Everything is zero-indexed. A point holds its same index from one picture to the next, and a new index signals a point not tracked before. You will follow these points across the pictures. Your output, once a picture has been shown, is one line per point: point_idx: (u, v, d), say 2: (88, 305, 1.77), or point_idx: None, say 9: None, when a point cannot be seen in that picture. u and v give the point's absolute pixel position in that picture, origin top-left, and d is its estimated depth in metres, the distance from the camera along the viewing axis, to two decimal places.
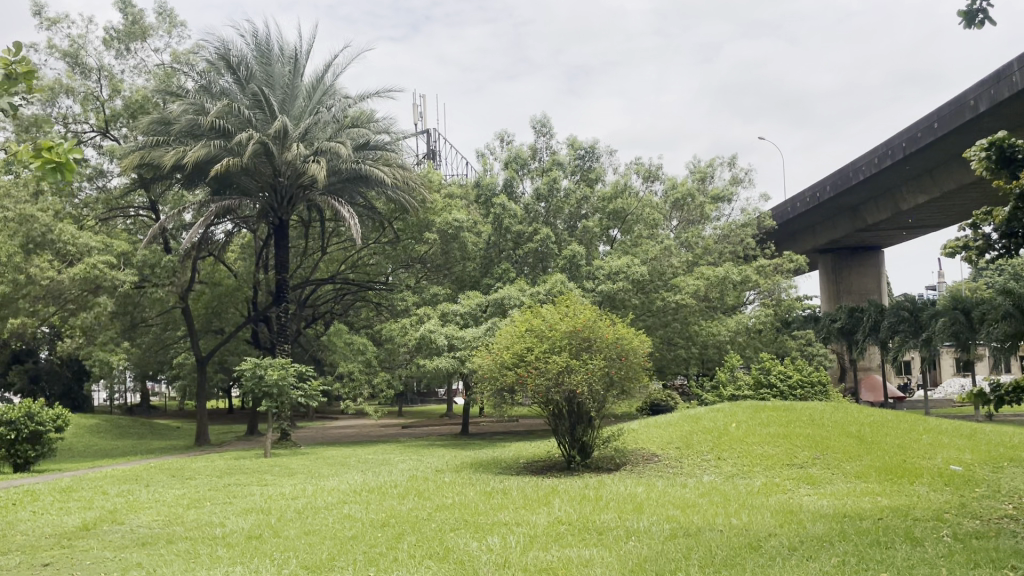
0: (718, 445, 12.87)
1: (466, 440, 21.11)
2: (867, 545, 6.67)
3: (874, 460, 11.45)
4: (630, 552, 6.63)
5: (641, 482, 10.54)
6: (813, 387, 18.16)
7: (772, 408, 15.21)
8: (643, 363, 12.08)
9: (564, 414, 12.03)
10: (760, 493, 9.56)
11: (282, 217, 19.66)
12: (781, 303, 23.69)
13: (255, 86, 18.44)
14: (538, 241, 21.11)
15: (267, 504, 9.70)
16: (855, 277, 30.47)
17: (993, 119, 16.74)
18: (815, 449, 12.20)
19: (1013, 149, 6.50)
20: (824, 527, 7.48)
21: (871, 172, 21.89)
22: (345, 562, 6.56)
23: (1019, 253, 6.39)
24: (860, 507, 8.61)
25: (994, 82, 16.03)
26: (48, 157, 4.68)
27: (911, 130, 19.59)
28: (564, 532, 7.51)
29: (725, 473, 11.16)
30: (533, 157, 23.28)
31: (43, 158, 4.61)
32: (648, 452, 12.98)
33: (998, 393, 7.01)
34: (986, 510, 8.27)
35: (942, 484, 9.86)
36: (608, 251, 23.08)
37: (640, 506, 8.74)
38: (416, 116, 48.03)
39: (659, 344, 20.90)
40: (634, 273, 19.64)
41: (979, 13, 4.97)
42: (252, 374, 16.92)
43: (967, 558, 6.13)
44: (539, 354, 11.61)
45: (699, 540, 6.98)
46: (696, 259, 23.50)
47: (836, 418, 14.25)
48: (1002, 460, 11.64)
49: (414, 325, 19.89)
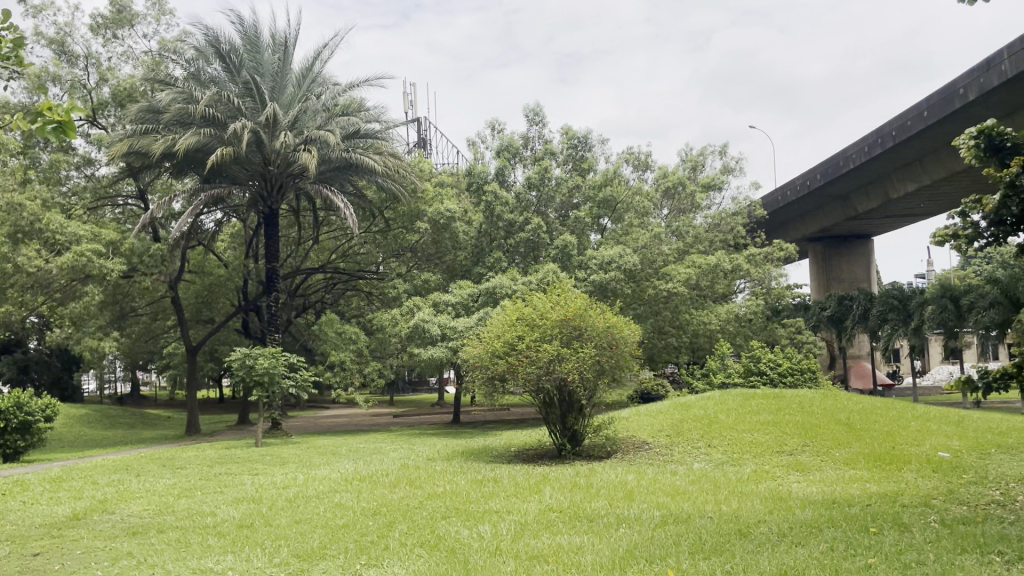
0: (708, 432, 12.93)
1: (458, 429, 21.16)
2: (855, 531, 6.72)
3: (863, 447, 11.53)
4: (620, 538, 6.66)
5: (631, 469, 10.59)
6: (803, 374, 18.29)
7: (762, 395, 15.30)
8: (634, 351, 12.12)
9: (555, 402, 12.07)
10: (750, 480, 9.62)
11: (272, 206, 19.59)
12: (771, 291, 23.75)
13: (246, 74, 18.34)
14: (529, 229, 21.08)
15: (258, 493, 9.70)
16: (845, 266, 30.60)
17: (982, 108, 16.79)
18: (805, 436, 12.27)
19: (1002, 137, 6.62)
20: (813, 513, 7.54)
21: (861, 160, 21.96)
22: (337, 550, 6.58)
23: (1007, 241, 6.55)
24: (849, 493, 8.66)
25: (984, 70, 16.06)
26: (50, 117, 4.60)
27: (901, 118, 19.65)
28: (555, 519, 7.55)
29: (716, 461, 11.22)
30: (525, 146, 23.23)
31: (44, 119, 4.56)
32: (639, 440, 13.04)
33: (986, 380, 7.07)
34: (974, 495, 8.34)
35: (930, 471, 9.93)
36: (599, 240, 23.09)
37: (631, 494, 8.77)
38: (407, 104, 47.89)
39: (649, 332, 20.87)
40: (625, 261, 19.66)
41: None
42: (242, 363, 16.87)
43: (954, 544, 6.19)
44: (531, 342, 11.64)
45: (690, 527, 7.03)
46: (687, 248, 23.53)
47: (826, 405, 14.32)
48: (989, 446, 11.74)
49: (405, 315, 19.87)
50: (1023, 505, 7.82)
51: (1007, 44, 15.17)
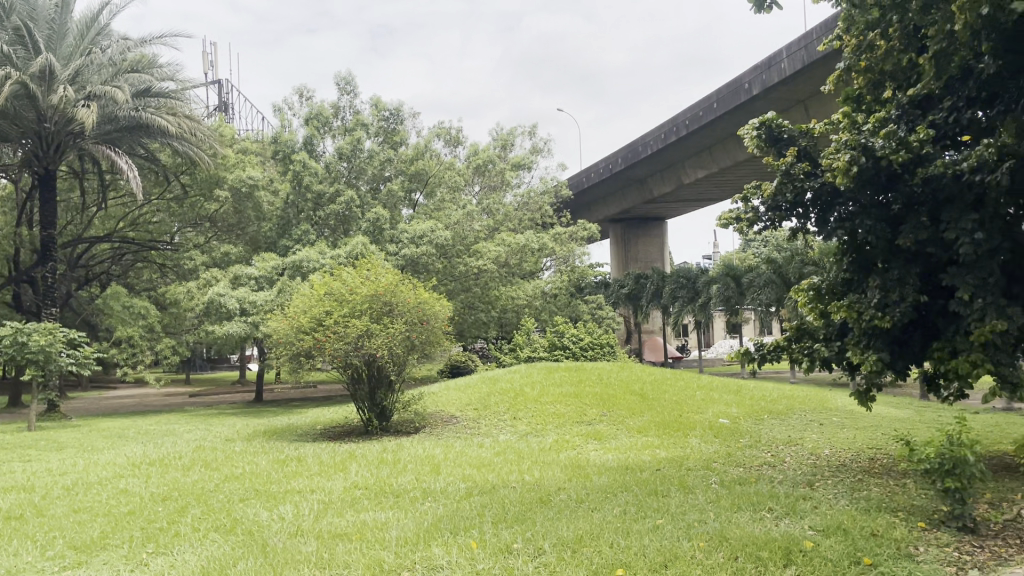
0: (514, 405, 13.25)
1: (260, 407, 20.31)
2: (645, 494, 7.14)
3: (654, 415, 12.30)
4: (425, 512, 6.65)
5: (439, 444, 10.61)
6: (602, 348, 19.20)
7: (564, 368, 15.90)
8: (444, 327, 12.14)
9: (363, 378, 11.84)
10: (551, 450, 9.96)
11: (48, 167, 17.73)
12: (575, 270, 24.64)
13: (14, 18, 16.35)
14: (339, 202, 20.54)
15: (29, 482, 8.76)
16: (642, 246, 32.49)
17: (763, 103, 18.25)
18: (603, 407, 12.85)
19: (780, 129, 7.49)
20: (608, 479, 7.92)
21: (659, 147, 23.23)
22: (121, 539, 6.08)
23: (779, 224, 7.30)
24: (641, 459, 9.18)
25: (766, 68, 17.43)
26: None
27: (693, 108, 21.01)
28: (359, 496, 7.41)
29: (520, 432, 11.52)
30: (335, 116, 22.53)
31: None
32: (447, 414, 13.11)
33: (761, 352, 7.76)
34: (749, 458, 9.13)
35: (712, 436, 10.75)
36: (410, 215, 22.94)
37: (437, 467, 8.81)
38: (207, 65, 44.92)
39: (459, 308, 20.99)
40: (436, 237, 19.66)
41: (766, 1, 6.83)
42: (12, 340, 15.19)
43: (732, 502, 6.72)
44: (339, 317, 11.32)
45: (493, 497, 7.15)
46: (497, 225, 23.93)
47: (623, 377, 15.10)
48: (762, 413, 12.90)
49: (202, 287, 18.76)
50: (789, 465, 8.65)
51: (786, 45, 16.55)
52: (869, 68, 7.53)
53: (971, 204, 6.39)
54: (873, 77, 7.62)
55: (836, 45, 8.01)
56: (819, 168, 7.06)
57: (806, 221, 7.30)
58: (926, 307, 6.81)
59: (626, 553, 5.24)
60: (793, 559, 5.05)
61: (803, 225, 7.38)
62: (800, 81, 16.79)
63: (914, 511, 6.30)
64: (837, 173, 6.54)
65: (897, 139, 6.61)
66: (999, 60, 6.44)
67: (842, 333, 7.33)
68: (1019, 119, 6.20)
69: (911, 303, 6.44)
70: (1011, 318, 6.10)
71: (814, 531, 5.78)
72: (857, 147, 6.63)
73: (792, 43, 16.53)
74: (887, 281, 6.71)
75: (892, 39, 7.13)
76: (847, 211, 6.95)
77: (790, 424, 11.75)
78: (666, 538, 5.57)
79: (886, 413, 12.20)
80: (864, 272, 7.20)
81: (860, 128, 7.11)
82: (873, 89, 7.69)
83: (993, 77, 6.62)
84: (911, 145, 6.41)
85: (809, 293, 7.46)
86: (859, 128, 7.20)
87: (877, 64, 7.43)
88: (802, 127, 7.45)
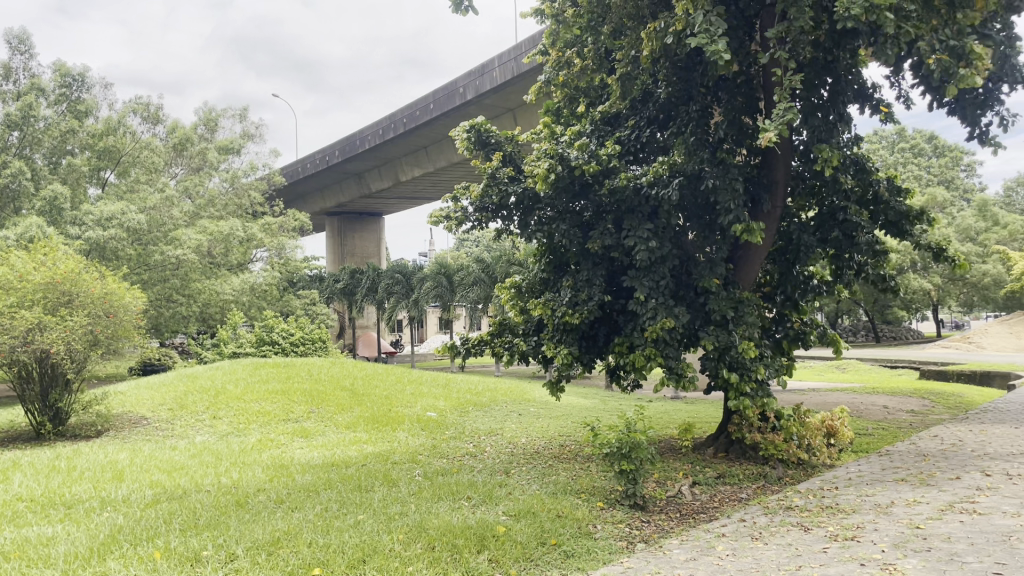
0: (214, 404, 12.48)
1: None
2: (348, 490, 7.07)
3: (363, 410, 12.27)
4: (102, 524, 6.01)
5: (125, 448, 9.68)
6: (313, 343, 18.76)
7: (271, 365, 15.31)
8: (134, 321, 11.12)
9: (33, 378, 10.46)
10: (253, 450, 9.51)
11: None
12: (287, 263, 23.81)
13: None
14: (6, 175, 17.99)
15: None
16: (359, 241, 32.64)
17: (475, 107, 18.95)
18: (311, 403, 12.56)
19: (488, 133, 7.81)
20: (311, 477, 7.73)
21: (375, 143, 23.19)
22: None
23: (485, 223, 7.61)
24: (347, 455, 9.10)
25: (479, 75, 18.10)
26: None
27: (411, 107, 21.26)
28: (21, 510, 6.52)
29: (219, 433, 10.86)
30: (4, 77, 19.69)
31: None
32: (136, 415, 12.00)
33: (465, 346, 8.04)
34: (453, 449, 9.44)
35: (419, 429, 10.96)
36: (97, 195, 20.74)
37: (120, 474, 8.03)
38: None
39: (154, 300, 19.33)
40: (128, 221, 17.97)
41: (463, 3, 7.07)
42: None
43: (433, 493, 6.88)
44: (4, 308, 9.88)
45: (184, 503, 6.65)
46: (201, 212, 22.44)
47: (332, 373, 14.85)
48: (467, 405, 13.40)
49: None
50: (489, 454, 9.08)
51: (498, 54, 17.31)
52: (565, 83, 8.11)
53: (648, 214, 7.13)
54: (569, 92, 8.20)
55: (538, 59, 8.51)
56: (522, 173, 7.46)
57: (509, 223, 7.68)
58: (609, 305, 7.47)
59: (322, 552, 5.14)
60: (487, 545, 5.28)
61: (506, 226, 7.76)
62: (509, 90, 17.65)
63: (594, 492, 6.89)
64: (536, 179, 6.94)
65: (589, 151, 7.18)
66: (673, 86, 7.25)
67: (538, 329, 7.83)
68: (687, 141, 7.03)
69: (597, 302, 7.04)
70: (678, 316, 6.90)
71: (506, 516, 6.09)
72: (555, 156, 7.10)
73: (503, 53, 17.33)
74: (578, 282, 7.28)
75: (585, 58, 7.73)
76: (546, 215, 7.40)
77: (491, 415, 12.32)
78: (364, 534, 5.54)
79: (576, 402, 13.27)
80: (558, 273, 7.74)
81: (559, 139, 7.64)
82: (570, 103, 8.30)
83: (668, 102, 7.44)
84: (601, 157, 7.00)
85: (511, 291, 7.87)
86: (557, 139, 7.72)
87: (573, 79, 8.01)
88: (507, 133, 7.85)
